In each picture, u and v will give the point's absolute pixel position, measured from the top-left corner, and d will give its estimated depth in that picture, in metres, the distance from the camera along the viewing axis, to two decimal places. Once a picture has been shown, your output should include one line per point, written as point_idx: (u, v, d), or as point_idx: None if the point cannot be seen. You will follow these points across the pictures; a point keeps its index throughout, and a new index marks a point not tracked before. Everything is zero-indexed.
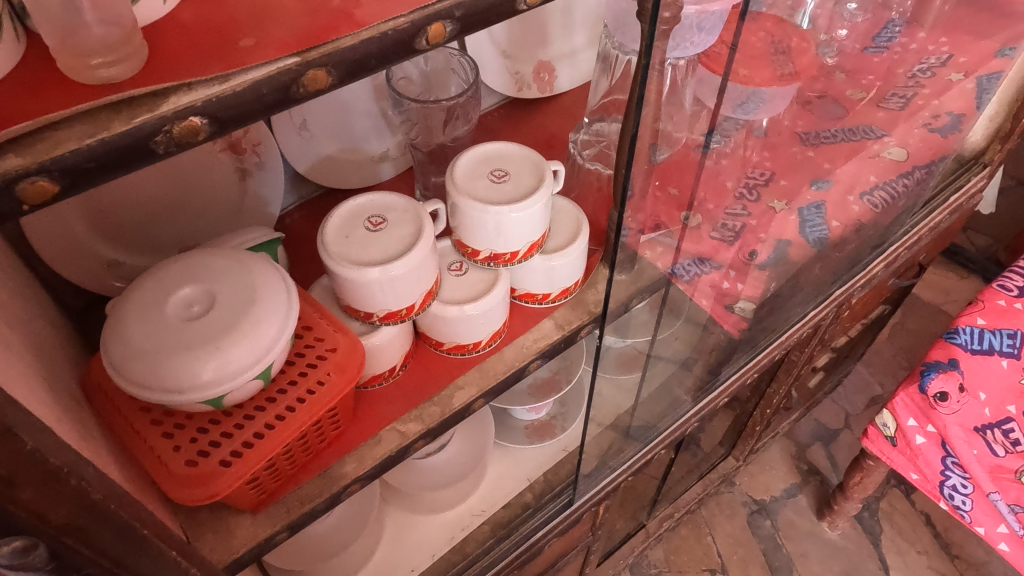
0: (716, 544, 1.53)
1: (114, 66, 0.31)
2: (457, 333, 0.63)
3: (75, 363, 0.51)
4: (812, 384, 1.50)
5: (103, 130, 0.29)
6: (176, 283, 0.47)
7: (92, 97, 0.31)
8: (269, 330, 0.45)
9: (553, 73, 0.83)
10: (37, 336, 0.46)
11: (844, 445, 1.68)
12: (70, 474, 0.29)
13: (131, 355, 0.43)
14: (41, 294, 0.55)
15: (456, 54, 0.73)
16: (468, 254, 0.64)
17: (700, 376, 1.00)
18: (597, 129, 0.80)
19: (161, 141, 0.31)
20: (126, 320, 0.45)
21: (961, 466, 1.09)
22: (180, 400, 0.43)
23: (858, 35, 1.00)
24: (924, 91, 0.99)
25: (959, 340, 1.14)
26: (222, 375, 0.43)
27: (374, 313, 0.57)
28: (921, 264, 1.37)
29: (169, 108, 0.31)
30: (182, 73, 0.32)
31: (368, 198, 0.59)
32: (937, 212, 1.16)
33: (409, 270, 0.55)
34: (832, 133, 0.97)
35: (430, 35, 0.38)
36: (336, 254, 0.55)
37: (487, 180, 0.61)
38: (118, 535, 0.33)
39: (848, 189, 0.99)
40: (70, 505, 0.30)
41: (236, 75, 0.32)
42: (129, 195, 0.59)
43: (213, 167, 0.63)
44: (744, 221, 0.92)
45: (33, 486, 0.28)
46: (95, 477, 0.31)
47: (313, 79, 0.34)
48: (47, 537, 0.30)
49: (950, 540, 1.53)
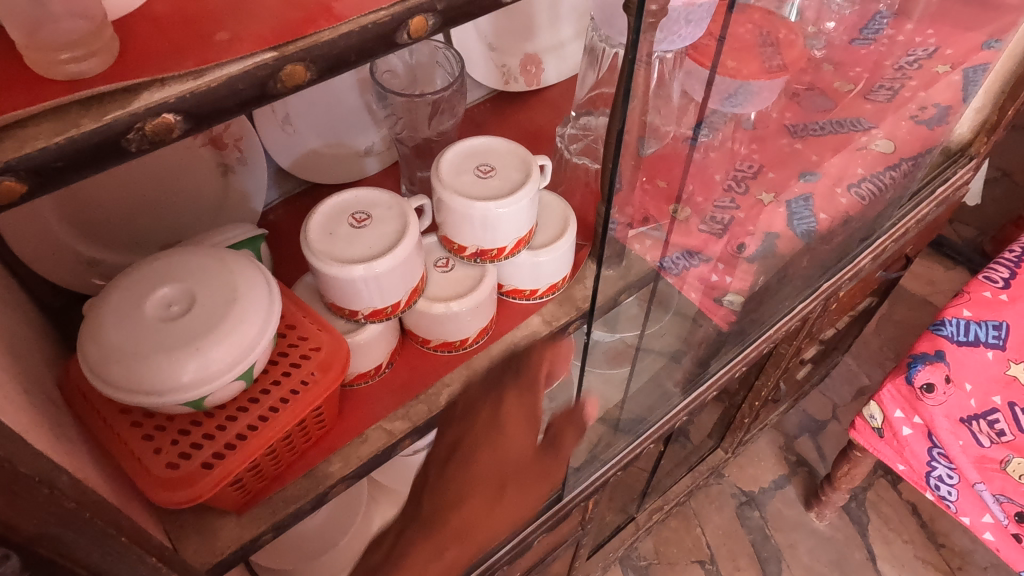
0: (705, 535, 1.54)
1: (84, 61, 0.30)
2: (443, 330, 0.63)
3: (51, 363, 0.50)
4: (800, 376, 1.51)
5: (72, 128, 0.29)
6: (155, 282, 0.46)
7: (61, 93, 0.30)
8: (251, 331, 0.44)
9: (540, 66, 0.82)
10: (11, 338, 0.45)
11: (832, 436, 1.69)
12: (41, 484, 0.28)
13: (109, 356, 0.42)
14: (16, 293, 0.53)
15: (442, 46, 0.72)
16: (454, 250, 0.63)
17: (688, 368, 1.01)
18: (584, 123, 0.78)
19: (133, 138, 0.30)
20: (102, 320, 0.44)
21: (946, 457, 1.11)
22: (160, 402, 0.42)
23: (845, 27, 1.00)
24: (912, 82, 0.99)
25: (946, 332, 1.14)
26: (203, 377, 0.43)
27: (358, 311, 0.57)
28: (909, 255, 1.37)
29: (141, 105, 0.30)
30: (154, 68, 0.31)
31: (351, 194, 0.58)
32: (924, 204, 1.16)
33: (394, 267, 0.54)
34: (820, 125, 0.97)
35: (412, 29, 0.37)
36: (319, 251, 0.54)
37: (473, 175, 0.60)
38: (93, 543, 0.32)
39: (836, 181, 0.98)
40: (42, 515, 0.29)
41: (211, 70, 0.31)
42: (108, 191, 0.58)
43: (193, 163, 0.62)
44: (733, 214, 0.92)
45: (3, 497, 0.27)
46: (69, 485, 0.30)
47: (291, 74, 0.33)
48: (19, 548, 0.28)
49: (937, 529, 1.54)
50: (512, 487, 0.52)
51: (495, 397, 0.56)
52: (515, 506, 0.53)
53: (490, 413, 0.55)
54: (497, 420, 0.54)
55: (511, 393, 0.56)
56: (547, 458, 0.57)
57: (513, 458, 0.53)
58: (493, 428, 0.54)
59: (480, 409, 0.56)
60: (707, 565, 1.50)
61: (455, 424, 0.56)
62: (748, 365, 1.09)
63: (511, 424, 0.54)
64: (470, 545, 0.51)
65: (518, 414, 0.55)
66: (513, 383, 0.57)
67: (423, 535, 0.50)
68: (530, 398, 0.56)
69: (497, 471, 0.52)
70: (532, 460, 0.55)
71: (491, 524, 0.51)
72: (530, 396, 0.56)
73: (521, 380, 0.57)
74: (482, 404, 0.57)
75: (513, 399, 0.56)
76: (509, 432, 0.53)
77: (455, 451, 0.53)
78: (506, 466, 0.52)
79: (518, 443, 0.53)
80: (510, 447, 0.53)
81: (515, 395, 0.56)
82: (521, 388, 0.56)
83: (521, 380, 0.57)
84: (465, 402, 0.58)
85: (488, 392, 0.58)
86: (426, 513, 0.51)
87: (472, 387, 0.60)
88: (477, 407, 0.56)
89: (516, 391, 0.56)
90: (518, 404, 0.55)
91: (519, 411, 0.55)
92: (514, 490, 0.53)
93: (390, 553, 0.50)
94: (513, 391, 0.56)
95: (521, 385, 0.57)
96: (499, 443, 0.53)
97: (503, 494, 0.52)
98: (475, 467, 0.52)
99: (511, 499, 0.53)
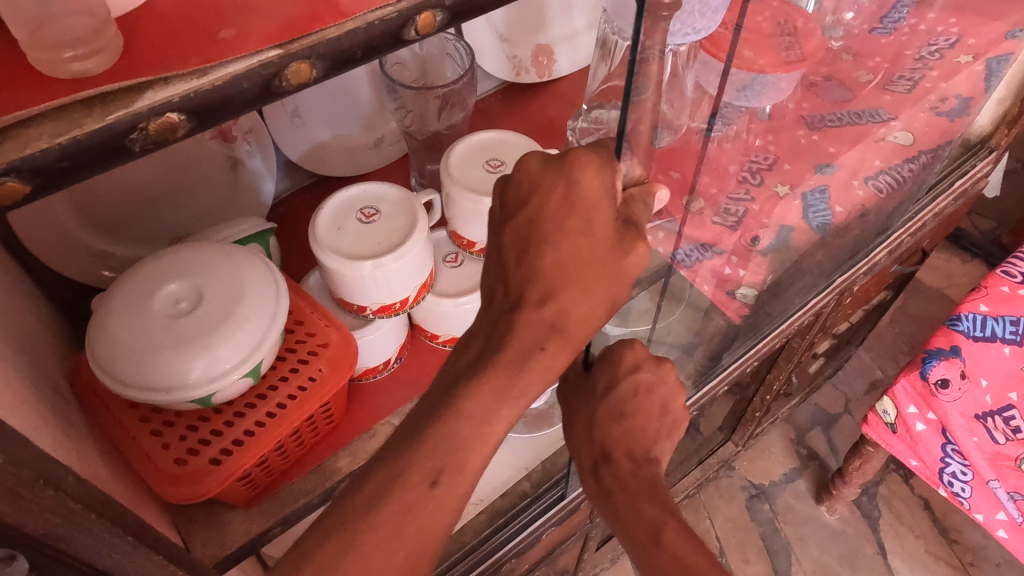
0: (715, 527, 1.54)
1: (87, 59, 0.30)
2: (452, 326, 0.63)
3: (62, 357, 0.51)
4: (813, 370, 1.50)
5: (76, 127, 0.28)
6: (162, 278, 0.45)
7: (64, 93, 0.29)
8: (258, 329, 0.44)
9: (552, 57, 0.81)
10: (22, 332, 0.45)
11: (844, 430, 1.68)
12: (46, 485, 0.28)
13: (116, 353, 0.42)
14: (28, 287, 0.54)
15: (452, 39, 0.70)
16: (463, 245, 0.63)
17: (700, 362, 1.01)
18: (596, 116, 0.73)
19: (137, 138, 0.30)
20: (111, 317, 0.44)
21: (961, 453, 1.10)
22: (167, 399, 0.42)
23: (865, 17, 0.98)
24: (933, 73, 0.96)
25: (962, 327, 1.12)
26: (210, 375, 0.42)
27: (367, 306, 0.56)
28: (925, 249, 1.35)
29: (145, 105, 0.29)
30: (157, 67, 0.31)
31: (359, 188, 0.57)
32: (942, 197, 1.14)
33: (403, 263, 0.54)
34: (838, 116, 0.94)
35: (419, 25, 0.36)
36: (327, 246, 0.53)
37: (482, 169, 0.59)
38: (100, 543, 0.32)
39: (852, 174, 0.95)
40: (48, 514, 0.29)
41: (215, 68, 0.31)
42: (118, 184, 0.58)
43: (203, 157, 0.62)
44: (747, 206, 0.90)
45: (7, 499, 0.27)
46: (75, 485, 0.30)
47: (296, 73, 0.33)
48: (27, 548, 0.29)
49: (949, 524, 1.53)
50: (615, 248, 0.42)
51: (563, 176, 0.41)
52: (624, 271, 0.42)
53: (563, 188, 0.41)
54: (576, 198, 0.41)
55: (591, 163, 0.41)
56: (633, 236, 0.42)
57: (606, 213, 0.42)
58: (568, 196, 0.41)
59: (547, 185, 0.41)
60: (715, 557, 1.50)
61: (520, 199, 0.43)
62: (760, 359, 1.09)
63: (597, 197, 0.41)
64: (570, 341, 0.43)
65: (596, 191, 0.41)
66: (594, 168, 0.41)
67: (517, 323, 0.42)
68: (608, 172, 0.42)
69: (595, 248, 0.42)
70: (632, 223, 0.43)
71: (587, 317, 0.43)
72: (613, 175, 0.42)
73: (607, 161, 0.41)
74: (548, 186, 0.41)
75: (597, 170, 0.41)
76: (600, 195, 0.41)
77: (533, 241, 0.42)
78: (602, 246, 0.42)
79: (610, 212, 0.42)
80: (599, 214, 0.41)
81: (594, 164, 0.41)
82: (600, 151, 0.42)
83: (597, 155, 0.41)
84: (523, 193, 0.43)
85: (552, 173, 0.42)
86: (515, 299, 0.42)
87: (531, 163, 0.43)
88: (551, 175, 0.41)
89: (590, 152, 0.41)
90: (596, 178, 0.41)
91: (601, 159, 0.41)
92: (609, 271, 0.42)
93: (484, 354, 0.43)
94: (593, 171, 0.41)
95: (602, 157, 0.41)
96: (583, 216, 0.41)
97: (607, 265, 0.42)
98: (565, 250, 0.41)
99: (611, 268, 0.42)
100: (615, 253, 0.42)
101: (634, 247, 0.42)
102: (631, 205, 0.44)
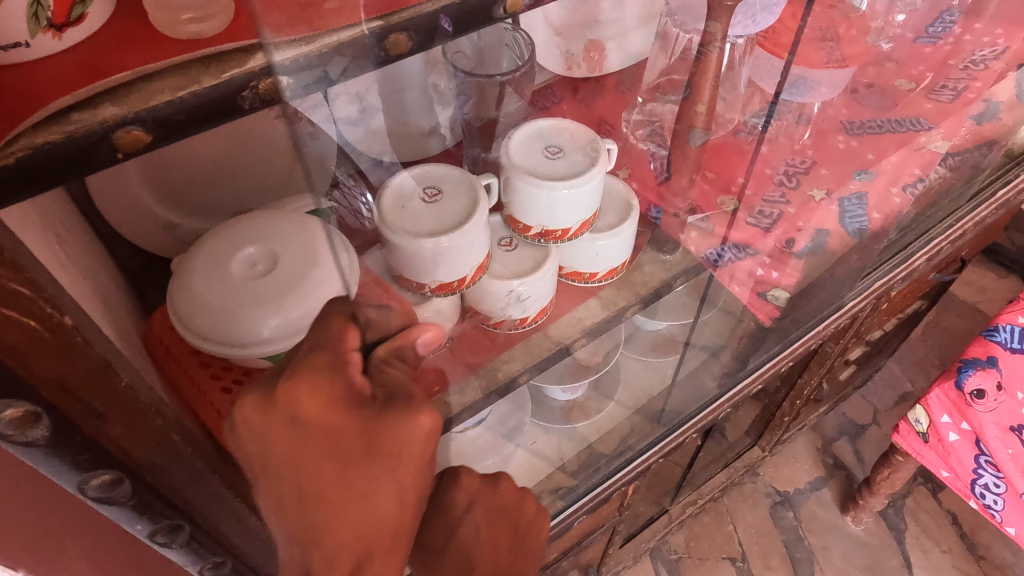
0: (738, 532, 1.54)
1: (201, 22, 0.33)
2: (505, 307, 0.66)
3: (136, 319, 0.53)
4: (844, 377, 1.49)
5: (194, 84, 0.30)
6: (240, 240, 0.48)
7: (183, 50, 0.32)
8: (328, 292, 0.46)
9: (604, 53, 0.84)
10: (105, 289, 0.48)
11: (871, 441, 1.67)
12: (155, 414, 0.32)
13: (198, 309, 0.45)
14: (104, 254, 0.57)
15: (510, 30, 0.74)
16: (520, 229, 0.65)
17: (729, 362, 1.03)
18: (650, 109, 0.87)
19: (248, 96, 0.32)
20: (192, 275, 0.46)
21: (994, 465, 1.09)
22: (246, 353, 0.44)
23: (914, 22, 1.01)
24: (975, 84, 0.96)
25: (999, 338, 1.13)
26: (282, 333, 0.44)
27: (427, 284, 0.59)
28: (964, 259, 1.34)
29: (258, 64, 0.32)
30: (282, 29, 0.35)
31: (422, 168, 0.60)
32: (985, 206, 1.14)
33: (463, 242, 0.56)
34: (878, 123, 0.93)
35: (508, 4, 0.42)
36: (392, 223, 0.56)
37: (542, 156, 0.62)
38: (190, 476, 0.36)
39: (891, 181, 0.94)
40: (152, 445, 0.33)
41: (328, 36, 0.36)
42: (189, 157, 0.59)
43: (270, 136, 0.64)
44: (783, 209, 0.90)
45: (122, 423, 0.31)
46: (174, 420, 0.34)
47: (392, 44, 0.38)
48: (129, 475, 0.33)
49: (977, 541, 1.51)
50: (389, 441, 0.36)
51: (283, 417, 0.35)
52: (416, 457, 0.37)
53: (290, 430, 0.35)
54: (305, 427, 0.35)
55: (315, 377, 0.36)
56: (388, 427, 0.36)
57: (348, 417, 0.36)
58: (297, 425, 0.35)
59: (273, 429, 0.36)
60: (738, 562, 1.50)
61: (255, 458, 0.36)
62: (794, 361, 1.09)
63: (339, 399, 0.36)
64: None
65: (324, 418, 0.35)
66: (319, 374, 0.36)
67: None
68: (331, 382, 0.36)
69: (367, 451, 0.36)
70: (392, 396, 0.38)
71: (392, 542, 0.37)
72: (343, 364, 0.37)
73: (332, 356, 0.37)
74: (274, 434, 0.36)
75: (324, 373, 0.36)
76: (338, 401, 0.36)
77: (291, 494, 0.36)
78: (370, 448, 0.36)
79: (358, 409, 0.36)
80: (340, 431, 0.36)
81: (316, 367, 0.36)
82: (315, 349, 0.37)
83: (314, 354, 0.37)
84: (256, 450, 0.36)
85: (271, 414, 0.36)
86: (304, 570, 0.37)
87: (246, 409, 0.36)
88: (271, 413, 0.35)
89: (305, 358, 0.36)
90: (318, 396, 0.35)
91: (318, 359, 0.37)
92: (397, 465, 0.36)
93: None
94: (320, 377, 0.36)
95: (321, 357, 0.37)
96: (323, 448, 0.35)
97: (394, 463, 0.36)
98: (326, 485, 0.36)
99: (396, 463, 0.36)
100: (390, 447, 0.36)
101: (411, 426, 0.37)
102: (390, 372, 0.40)
